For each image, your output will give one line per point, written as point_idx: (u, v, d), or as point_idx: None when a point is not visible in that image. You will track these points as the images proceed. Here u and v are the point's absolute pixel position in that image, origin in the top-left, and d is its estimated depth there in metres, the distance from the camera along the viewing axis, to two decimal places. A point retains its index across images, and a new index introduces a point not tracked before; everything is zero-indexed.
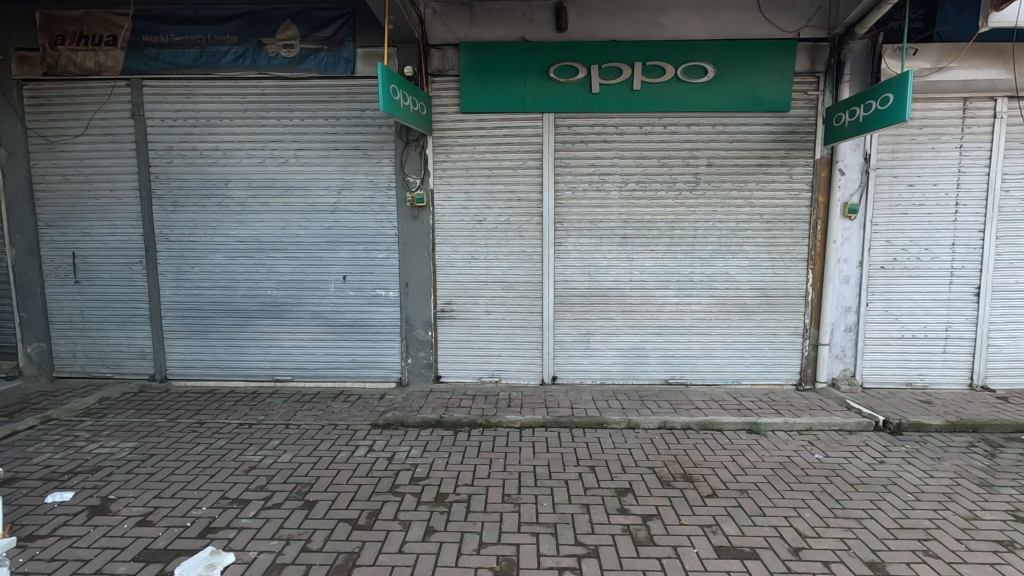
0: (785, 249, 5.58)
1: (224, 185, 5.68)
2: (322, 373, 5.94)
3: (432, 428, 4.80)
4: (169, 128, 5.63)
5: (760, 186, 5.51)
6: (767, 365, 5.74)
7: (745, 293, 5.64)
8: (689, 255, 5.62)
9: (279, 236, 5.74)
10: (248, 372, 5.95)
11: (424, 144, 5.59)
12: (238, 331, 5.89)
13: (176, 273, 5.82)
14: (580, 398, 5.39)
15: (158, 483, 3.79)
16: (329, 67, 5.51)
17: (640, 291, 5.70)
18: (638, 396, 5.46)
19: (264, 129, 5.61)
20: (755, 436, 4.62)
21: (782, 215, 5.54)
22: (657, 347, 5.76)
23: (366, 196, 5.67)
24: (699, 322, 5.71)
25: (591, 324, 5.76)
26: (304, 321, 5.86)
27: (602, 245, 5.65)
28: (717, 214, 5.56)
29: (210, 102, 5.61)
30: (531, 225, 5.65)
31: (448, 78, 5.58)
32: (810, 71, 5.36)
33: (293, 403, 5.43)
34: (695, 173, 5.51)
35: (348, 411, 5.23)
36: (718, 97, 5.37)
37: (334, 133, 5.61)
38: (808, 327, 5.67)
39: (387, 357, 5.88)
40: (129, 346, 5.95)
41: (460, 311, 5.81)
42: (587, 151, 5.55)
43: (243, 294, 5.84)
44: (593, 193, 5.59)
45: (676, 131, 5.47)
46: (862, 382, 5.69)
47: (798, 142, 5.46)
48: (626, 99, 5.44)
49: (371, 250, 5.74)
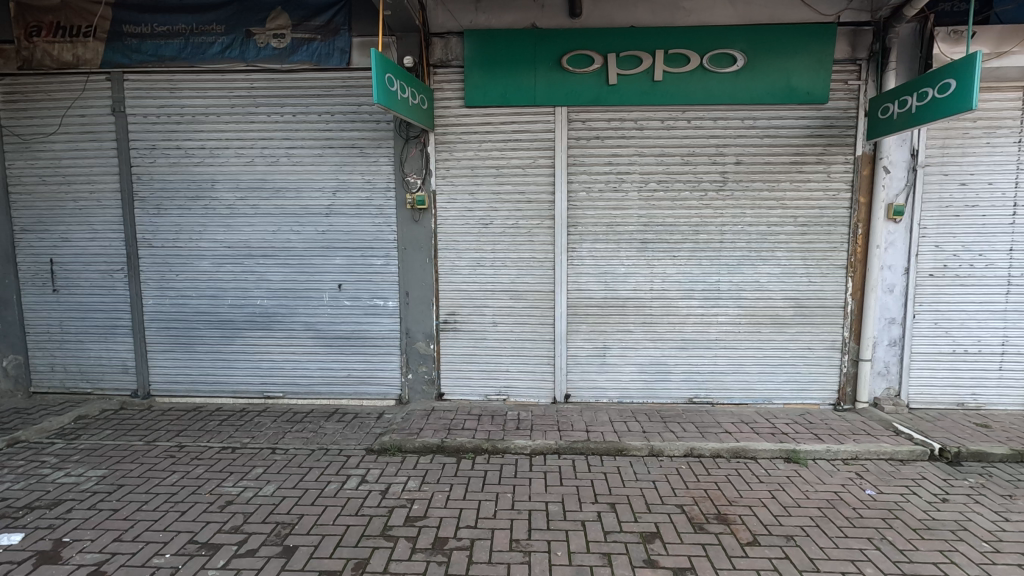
0: (822, 254, 5.06)
1: (210, 186, 5.27)
2: (316, 389, 5.49)
3: (433, 455, 4.34)
4: (151, 125, 5.23)
5: (794, 185, 5.00)
6: (801, 383, 5.22)
7: (777, 303, 5.13)
8: (716, 261, 5.12)
9: (269, 241, 5.31)
10: (236, 388, 5.53)
11: (425, 141, 5.15)
12: (226, 343, 5.47)
13: (160, 281, 5.41)
14: (595, 419, 4.90)
15: (121, 523, 3.34)
16: (323, 58, 5.08)
17: (662, 302, 5.20)
18: (660, 417, 4.96)
19: (253, 126, 5.20)
20: (795, 466, 4.11)
21: (819, 217, 5.03)
22: (679, 362, 5.26)
23: (363, 197, 5.23)
24: (726, 335, 5.20)
25: (607, 337, 5.27)
26: (296, 333, 5.42)
27: (620, 250, 5.17)
28: (746, 217, 5.06)
29: (196, 98, 5.20)
30: (541, 229, 5.18)
31: (451, 69, 5.13)
32: (851, 58, 4.85)
33: (282, 423, 4.99)
34: (722, 171, 5.02)
35: (342, 433, 4.77)
36: (747, 88, 4.88)
37: (328, 130, 5.18)
38: (848, 341, 5.14)
39: (386, 373, 5.43)
40: (110, 359, 5.54)
41: (465, 323, 5.35)
42: (603, 147, 5.07)
43: (231, 304, 5.42)
44: (609, 194, 5.11)
45: (701, 125, 4.98)
46: (907, 402, 5.15)
47: (836, 137, 4.94)
48: (646, 91, 4.96)
49: (368, 257, 5.30)
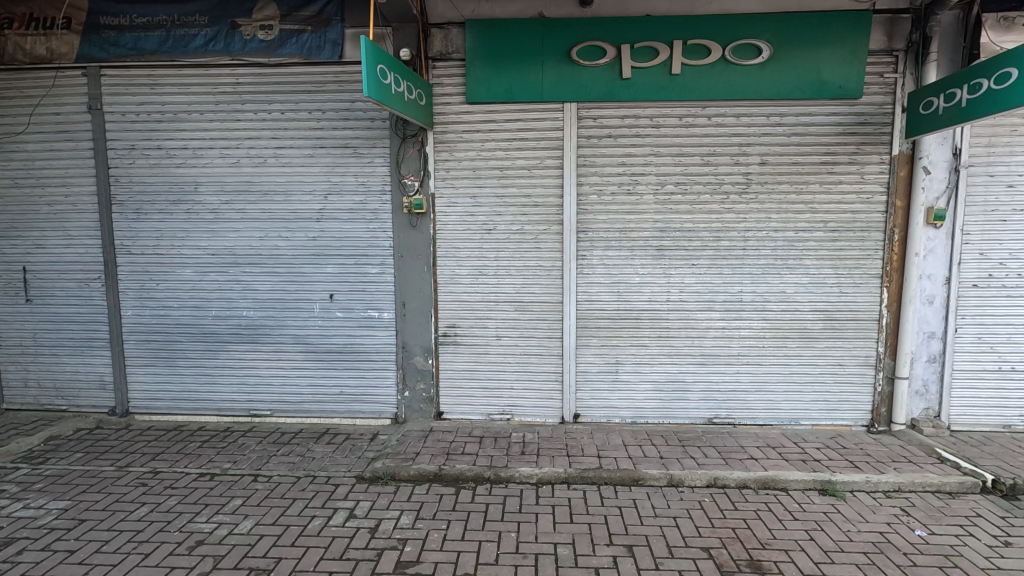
0: (855, 262, 4.65)
1: (193, 189, 4.91)
2: (306, 407, 5.11)
3: (430, 484, 3.94)
4: (130, 124, 4.87)
5: (824, 187, 4.59)
6: (831, 403, 4.80)
7: (805, 315, 4.72)
8: (738, 270, 4.72)
9: (256, 248, 4.94)
10: (221, 406, 5.15)
11: (424, 140, 4.77)
12: (210, 358, 5.10)
13: (139, 290, 5.05)
14: (607, 443, 4.49)
15: (75, 568, 2.97)
16: (314, 50, 4.72)
17: (679, 314, 4.80)
18: (677, 440, 4.55)
19: (239, 124, 4.83)
20: (831, 500, 3.68)
21: (851, 222, 4.61)
22: (698, 379, 4.85)
23: (356, 201, 4.85)
24: (749, 351, 4.79)
25: (620, 352, 4.86)
26: (284, 347, 5.04)
27: (633, 258, 4.77)
28: (772, 221, 4.65)
29: (178, 95, 4.84)
30: (549, 235, 4.79)
31: (451, 62, 4.75)
32: (887, 49, 4.43)
33: (268, 445, 4.61)
34: (745, 172, 4.62)
35: (332, 457, 4.38)
36: (773, 82, 4.48)
37: (320, 128, 4.81)
38: (883, 358, 4.72)
39: (381, 390, 5.04)
40: (87, 374, 5.18)
41: (466, 336, 4.95)
42: (616, 147, 4.68)
43: (216, 316, 5.05)
44: (623, 197, 4.71)
45: (723, 122, 4.59)
46: (949, 424, 4.72)
47: (871, 135, 4.53)
48: (663, 86, 4.56)
49: (362, 265, 4.92)
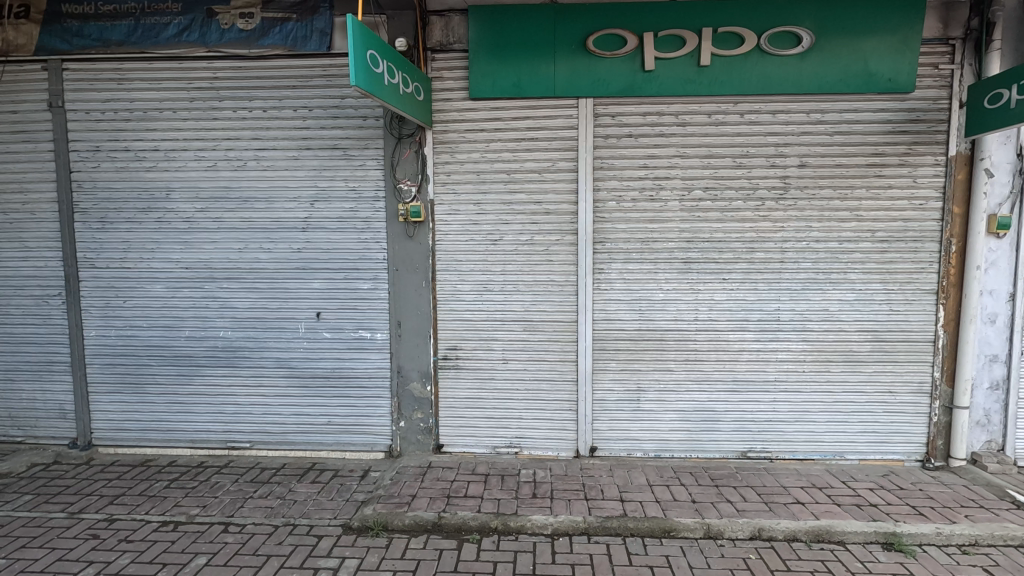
0: (906, 276, 4.13)
1: (165, 195, 4.40)
2: (290, 438, 4.57)
3: (427, 536, 3.40)
4: (95, 123, 4.38)
5: (872, 192, 4.08)
6: (880, 435, 4.26)
7: (851, 336, 4.19)
8: (776, 285, 4.20)
9: (234, 262, 4.43)
10: (195, 437, 4.61)
11: (422, 141, 4.27)
12: (183, 384, 4.56)
13: (104, 308, 4.52)
14: (630, 482, 3.95)
15: None
16: (300, 41, 4.23)
17: (709, 335, 4.27)
18: (710, 479, 4.00)
19: (216, 123, 4.34)
20: (898, 558, 3.13)
21: (902, 231, 4.10)
22: (730, 409, 4.32)
23: (346, 209, 4.35)
24: (787, 376, 4.26)
25: (641, 377, 4.34)
26: (265, 371, 4.51)
27: (657, 271, 4.25)
28: (813, 230, 4.14)
29: (149, 91, 4.35)
30: (562, 247, 4.27)
31: (452, 54, 4.25)
32: (943, 38, 3.94)
33: (245, 485, 4.06)
34: (782, 176, 4.11)
35: (316, 499, 3.84)
36: (815, 75, 3.99)
37: (306, 128, 4.32)
38: (939, 385, 4.18)
39: (374, 420, 4.51)
40: (46, 402, 4.64)
41: (469, 360, 4.42)
42: (638, 148, 4.18)
43: (189, 337, 4.52)
44: (645, 204, 4.20)
45: (757, 120, 4.09)
46: (1015, 459, 4.18)
47: (924, 134, 4.03)
48: (689, 80, 4.08)
49: (353, 280, 4.40)
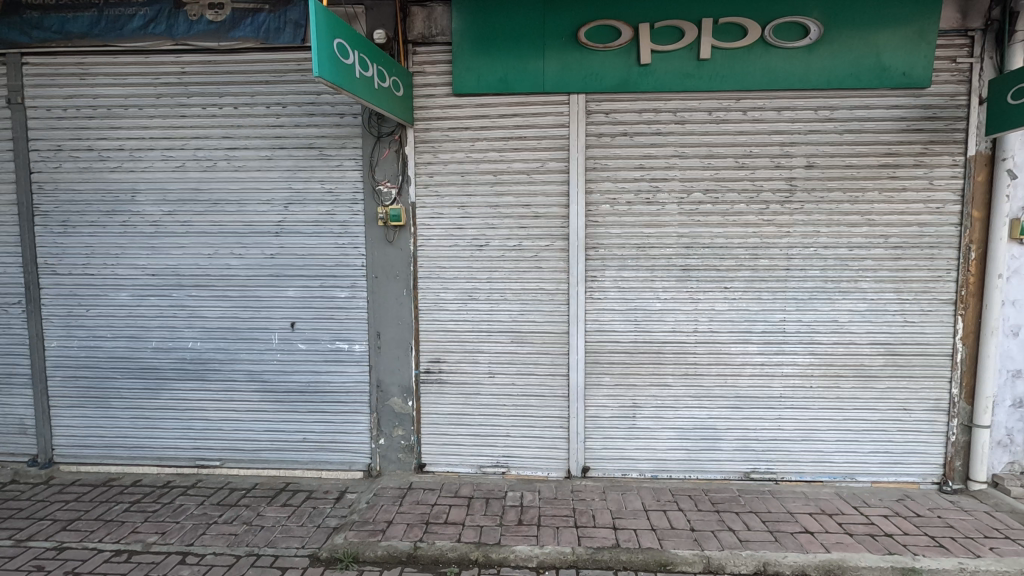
0: (922, 285, 3.84)
1: (130, 198, 4.14)
2: (263, 456, 4.29)
3: (401, 569, 3.11)
4: (57, 121, 4.12)
5: (885, 195, 3.80)
6: (894, 456, 3.96)
7: (862, 349, 3.90)
8: (781, 294, 3.91)
9: (204, 268, 4.16)
10: (163, 454, 4.33)
11: (402, 139, 4.01)
12: (149, 398, 4.29)
13: (66, 317, 4.26)
14: (624, 507, 3.66)
15: None
16: (273, 33, 3.97)
17: (709, 347, 3.99)
18: (710, 504, 3.70)
19: (184, 120, 4.08)
20: None
21: (918, 237, 3.81)
22: (732, 427, 4.02)
23: (323, 213, 4.08)
24: (794, 393, 3.97)
25: (637, 393, 4.05)
26: (237, 385, 4.24)
27: (654, 279, 3.97)
28: (821, 236, 3.86)
29: (113, 86, 4.09)
30: (552, 253, 3.99)
31: (434, 47, 3.98)
32: (962, 28, 3.66)
33: (210, 508, 3.78)
34: (788, 177, 3.83)
35: (285, 525, 3.55)
36: (823, 69, 3.71)
37: (279, 126, 4.06)
38: (957, 402, 3.89)
39: (352, 437, 4.23)
40: (5, 416, 4.37)
41: (453, 374, 4.14)
42: (633, 147, 3.91)
43: (156, 348, 4.25)
44: (641, 206, 3.92)
45: (761, 117, 3.82)
46: None
47: (941, 133, 3.75)
48: (688, 74, 3.80)
49: (329, 288, 4.12)
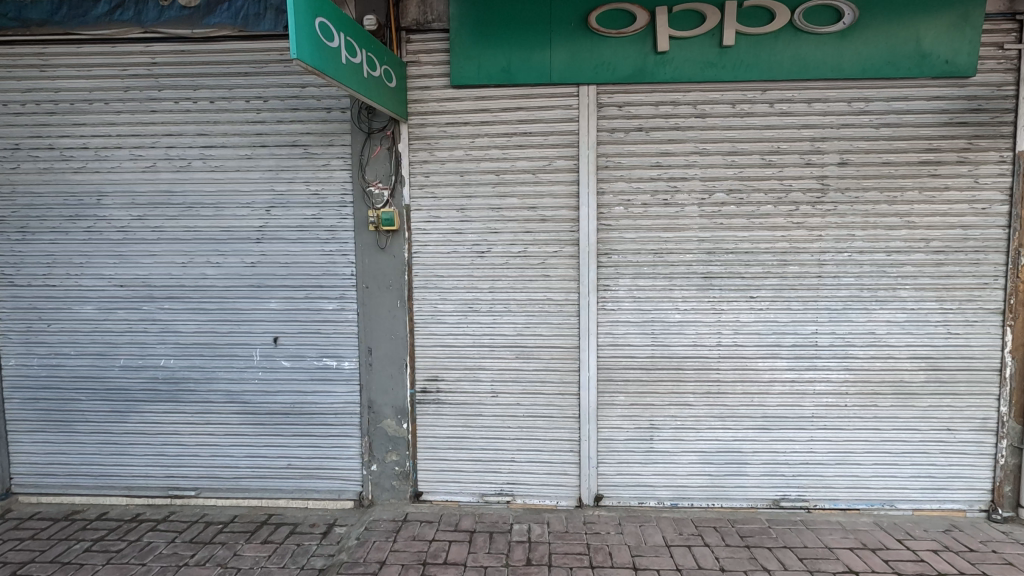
0: (967, 293, 3.50)
1: (95, 201, 3.75)
2: (243, 484, 3.90)
3: None
4: (14, 117, 3.74)
5: (925, 194, 3.46)
6: (937, 480, 3.61)
7: (901, 363, 3.56)
8: (813, 304, 3.56)
9: (177, 278, 3.78)
10: (133, 483, 3.93)
11: (395, 136, 3.65)
12: (118, 422, 3.90)
13: (26, 334, 3.86)
14: (644, 542, 3.29)
15: None
16: (252, 19, 3.59)
17: (734, 362, 3.63)
18: (739, 538, 3.33)
19: (155, 115, 3.71)
20: None
21: (962, 240, 3.47)
22: (759, 451, 3.66)
23: (308, 217, 3.71)
24: (827, 413, 3.61)
25: (654, 413, 3.69)
26: (214, 406, 3.85)
27: (673, 289, 3.61)
28: (856, 239, 3.51)
29: (77, 79, 3.72)
30: (561, 259, 3.63)
31: (430, 35, 3.63)
32: (1009, 12, 3.34)
33: (182, 546, 3.38)
34: (819, 176, 3.49)
35: (264, 567, 3.15)
36: (857, 57, 3.38)
37: (260, 122, 3.69)
38: (1007, 420, 3.54)
39: (341, 463, 3.85)
40: None
41: (452, 393, 3.77)
42: (649, 143, 3.56)
43: (125, 366, 3.86)
44: (659, 208, 3.57)
45: (790, 110, 3.48)
46: None
47: (986, 126, 3.42)
48: (709, 63, 3.46)
49: (316, 299, 3.75)
